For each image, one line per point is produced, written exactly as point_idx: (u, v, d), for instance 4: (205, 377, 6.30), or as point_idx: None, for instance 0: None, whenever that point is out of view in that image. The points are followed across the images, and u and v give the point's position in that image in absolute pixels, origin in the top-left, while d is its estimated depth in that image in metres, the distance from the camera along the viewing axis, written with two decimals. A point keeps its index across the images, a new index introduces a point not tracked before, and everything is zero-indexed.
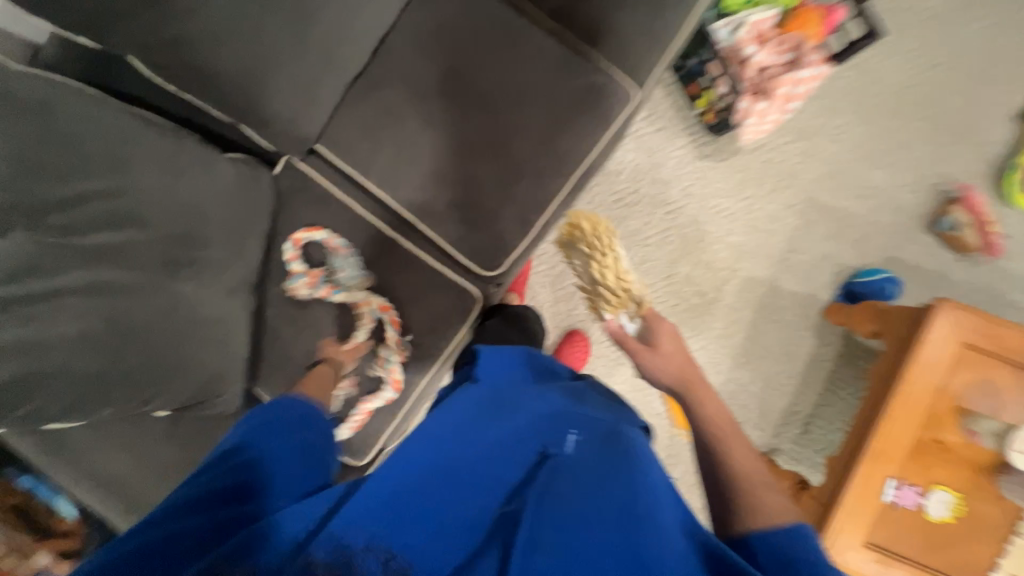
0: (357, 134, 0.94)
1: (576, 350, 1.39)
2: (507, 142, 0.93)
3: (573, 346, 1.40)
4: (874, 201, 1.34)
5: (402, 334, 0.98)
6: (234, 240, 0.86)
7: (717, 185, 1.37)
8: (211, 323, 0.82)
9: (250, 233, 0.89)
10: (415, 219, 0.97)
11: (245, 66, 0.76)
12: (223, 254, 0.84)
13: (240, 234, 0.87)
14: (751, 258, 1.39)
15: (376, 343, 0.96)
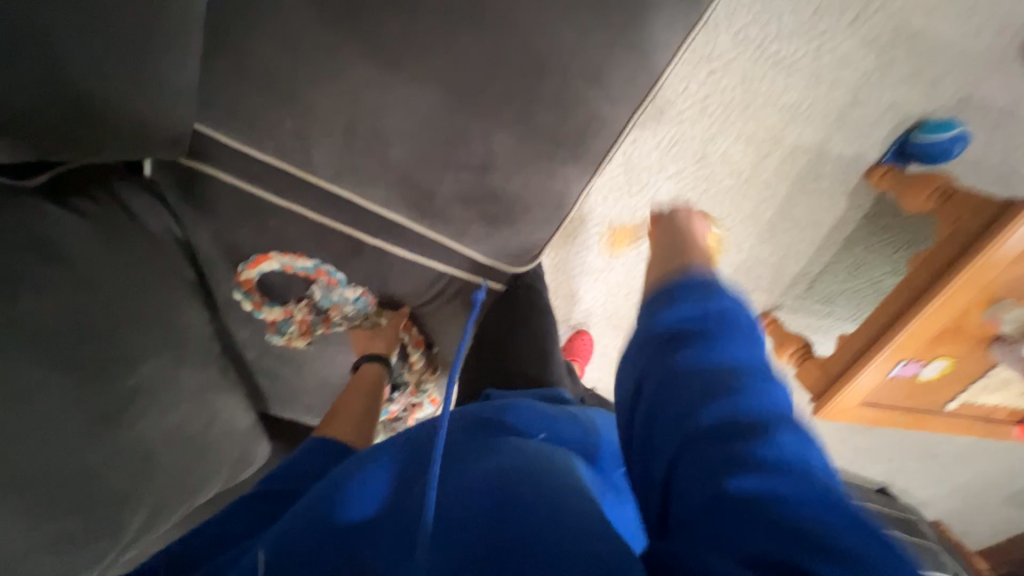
0: (263, 98, 0.53)
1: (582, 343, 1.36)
2: (529, 85, 0.55)
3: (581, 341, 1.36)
4: (983, 18, 0.99)
5: (428, 349, 0.82)
6: (165, 320, 0.60)
7: (785, 20, 0.97)
8: (202, 425, 0.65)
9: (175, 299, 0.62)
10: (406, 222, 0.66)
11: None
12: (171, 346, 0.60)
13: (166, 309, 0.60)
14: (802, 120, 1.11)
15: (403, 368, 0.81)
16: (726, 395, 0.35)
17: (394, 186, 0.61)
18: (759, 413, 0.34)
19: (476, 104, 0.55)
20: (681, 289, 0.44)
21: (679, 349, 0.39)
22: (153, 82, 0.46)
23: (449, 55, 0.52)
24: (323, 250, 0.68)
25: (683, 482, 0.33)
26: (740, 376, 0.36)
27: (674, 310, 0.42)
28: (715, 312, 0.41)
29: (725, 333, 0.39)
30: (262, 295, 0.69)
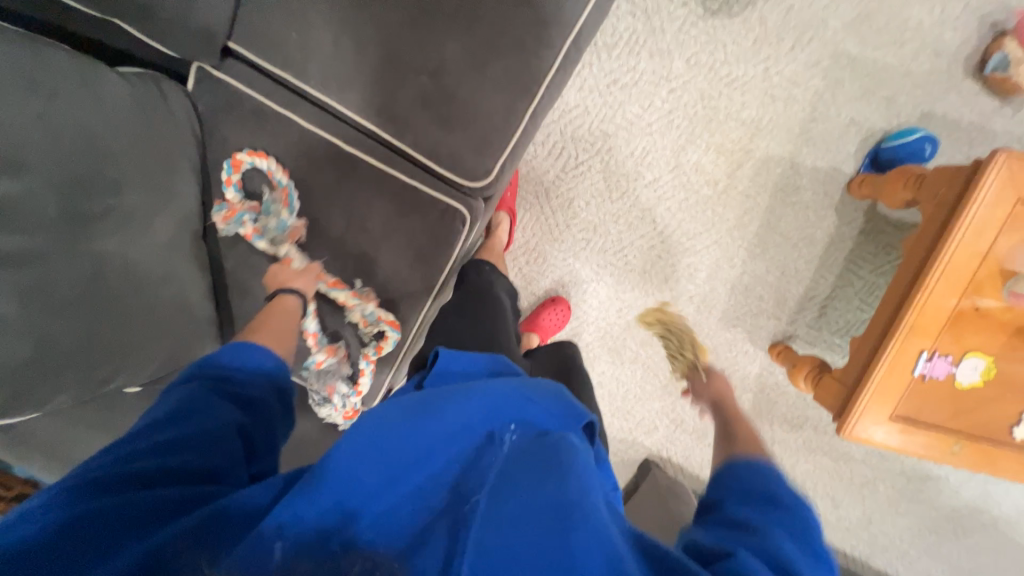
0: (277, 16, 0.73)
1: (553, 317, 1.34)
2: (475, 8, 0.71)
3: (550, 313, 1.34)
4: (912, 46, 1.14)
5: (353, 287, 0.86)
6: (152, 174, 0.70)
7: (730, 49, 1.16)
8: (155, 282, 0.70)
9: (172, 169, 0.73)
10: (378, 128, 0.78)
11: None
12: (154, 197, 0.70)
13: (162, 172, 0.71)
14: (767, 134, 1.22)
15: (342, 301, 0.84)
16: (737, 535, 0.44)
17: (368, 91, 0.75)
18: (767, 558, 0.41)
19: (434, 21, 0.71)
20: (733, 479, 0.52)
21: (712, 506, 0.51)
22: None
23: None
24: (307, 155, 0.81)
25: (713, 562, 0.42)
26: (767, 532, 0.44)
27: (725, 482, 0.52)
28: (761, 487, 0.50)
29: (767, 502, 0.48)
30: (237, 176, 0.79)
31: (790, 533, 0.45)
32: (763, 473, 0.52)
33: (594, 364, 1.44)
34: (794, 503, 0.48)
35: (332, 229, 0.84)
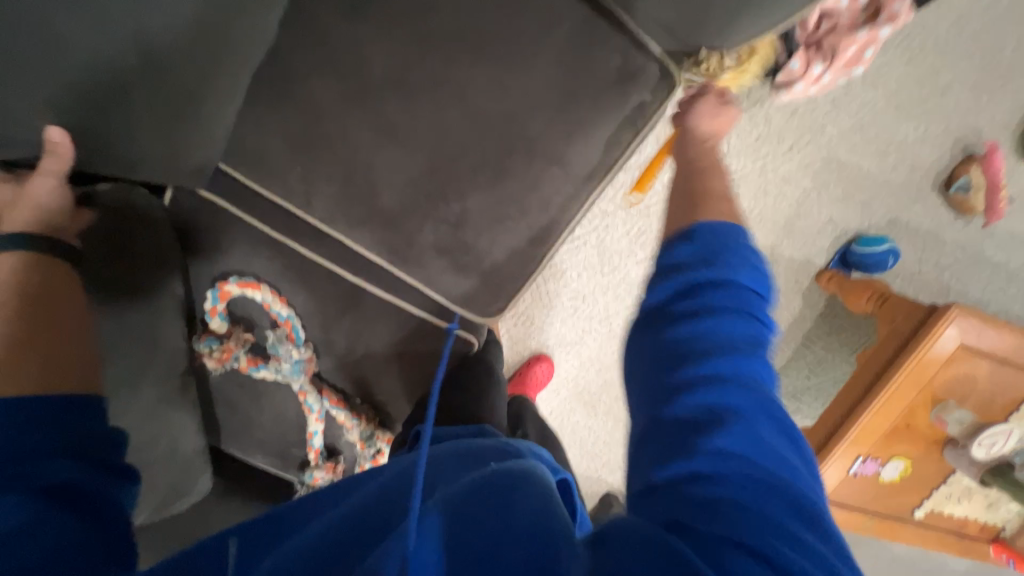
0: (282, 147, 0.66)
1: (538, 373, 1.35)
2: (502, 161, 0.67)
3: (534, 370, 1.36)
4: (894, 157, 1.20)
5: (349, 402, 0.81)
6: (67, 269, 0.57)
7: (732, 142, 1.17)
8: (124, 410, 0.63)
9: (145, 295, 0.65)
10: (386, 263, 0.74)
11: (96, 120, 0.52)
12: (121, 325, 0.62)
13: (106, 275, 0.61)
14: (754, 225, 1.26)
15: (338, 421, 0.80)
16: (689, 374, 0.41)
17: (379, 227, 0.71)
18: (710, 406, 0.40)
19: (457, 170, 0.68)
20: (687, 253, 0.47)
21: (663, 325, 0.45)
22: (187, 112, 0.57)
23: (440, 131, 0.66)
24: (300, 281, 0.74)
25: (663, 450, 0.39)
26: (715, 372, 0.41)
27: (653, 286, 0.48)
28: (705, 277, 0.45)
29: (720, 313, 0.43)
30: (223, 303, 0.72)
31: (747, 399, 0.40)
32: (727, 240, 0.47)
33: (563, 420, 1.47)
34: (758, 317, 0.44)
35: (328, 355, 0.79)
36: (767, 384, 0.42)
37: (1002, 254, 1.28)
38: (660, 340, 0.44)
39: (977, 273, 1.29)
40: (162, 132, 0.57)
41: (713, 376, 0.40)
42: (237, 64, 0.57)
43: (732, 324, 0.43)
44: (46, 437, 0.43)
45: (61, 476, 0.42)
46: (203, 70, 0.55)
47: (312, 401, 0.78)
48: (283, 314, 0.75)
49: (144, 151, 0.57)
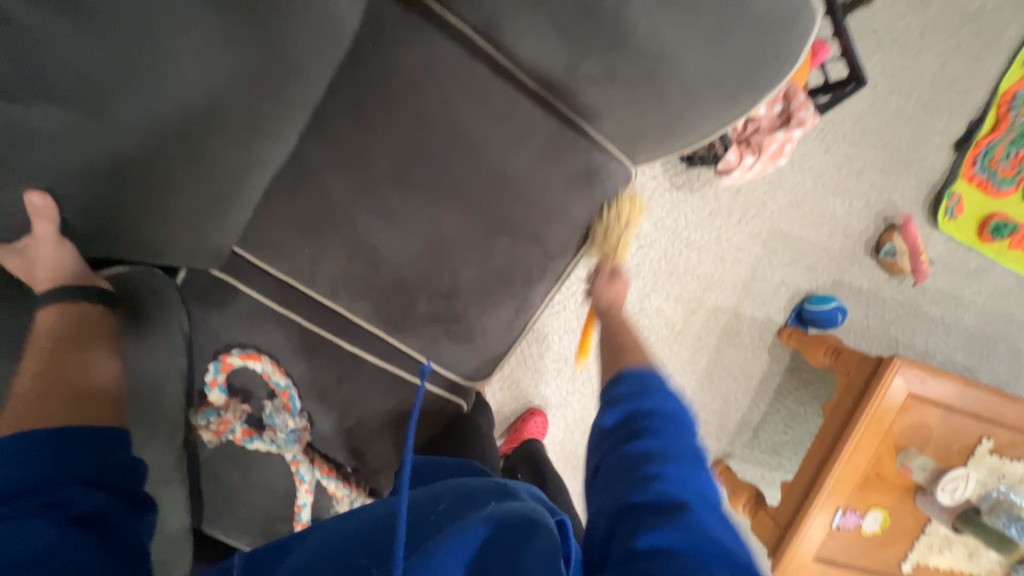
0: (291, 231, 0.74)
1: (532, 427, 1.36)
2: (488, 241, 0.77)
3: (528, 424, 1.36)
4: (829, 227, 1.37)
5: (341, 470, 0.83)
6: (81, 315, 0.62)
7: (689, 217, 1.33)
8: None
9: (148, 368, 0.67)
10: (382, 333, 0.80)
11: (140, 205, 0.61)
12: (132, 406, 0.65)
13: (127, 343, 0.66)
14: (717, 288, 1.39)
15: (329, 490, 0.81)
16: (640, 475, 0.49)
17: (377, 300, 0.78)
18: (662, 499, 0.47)
19: (448, 249, 0.77)
20: (624, 390, 0.58)
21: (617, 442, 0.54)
22: (215, 206, 0.67)
23: (433, 216, 0.75)
24: (300, 351, 0.79)
25: (626, 541, 0.45)
26: (662, 474, 0.48)
27: (614, 405, 0.57)
28: (646, 408, 0.55)
29: (659, 431, 0.53)
30: (224, 376, 0.76)
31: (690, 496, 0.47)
32: (647, 382, 0.58)
33: None
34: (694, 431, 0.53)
35: (323, 423, 0.82)
36: (709, 491, 0.49)
37: (934, 308, 1.44)
38: (616, 454, 0.53)
39: (916, 325, 1.43)
40: (186, 222, 0.66)
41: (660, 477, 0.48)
42: (261, 166, 0.67)
43: (671, 440, 0.52)
44: (77, 462, 0.49)
45: (90, 503, 0.47)
46: (237, 174, 0.66)
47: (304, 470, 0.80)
48: (279, 384, 0.79)
49: (168, 236, 0.66)
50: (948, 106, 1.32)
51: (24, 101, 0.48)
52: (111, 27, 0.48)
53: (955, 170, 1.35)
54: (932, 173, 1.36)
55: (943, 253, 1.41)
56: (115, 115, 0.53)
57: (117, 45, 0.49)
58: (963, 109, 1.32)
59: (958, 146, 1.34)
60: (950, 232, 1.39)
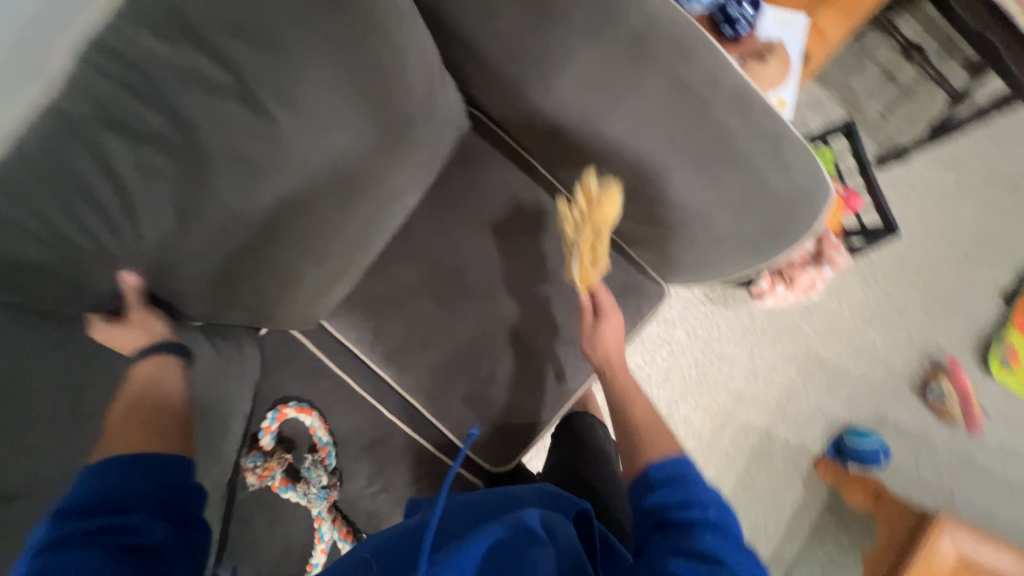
0: (361, 306, 0.87)
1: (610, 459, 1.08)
2: (528, 337, 0.86)
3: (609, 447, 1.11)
4: (869, 360, 1.36)
5: (356, 534, 0.87)
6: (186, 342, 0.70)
7: (722, 331, 1.36)
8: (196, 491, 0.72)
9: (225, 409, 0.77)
10: (420, 406, 0.87)
11: (266, 297, 0.72)
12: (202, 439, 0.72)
13: (210, 384, 0.74)
14: (749, 405, 1.37)
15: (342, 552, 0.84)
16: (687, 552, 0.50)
17: (422, 376, 0.87)
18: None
19: (492, 340, 0.86)
20: (659, 479, 0.60)
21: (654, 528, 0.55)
22: (328, 289, 0.78)
23: (483, 310, 0.86)
24: (347, 412, 0.88)
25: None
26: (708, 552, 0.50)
27: (653, 491, 0.59)
28: (680, 498, 0.57)
29: (697, 511, 0.55)
30: (276, 424, 0.84)
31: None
32: (681, 476, 0.60)
33: None
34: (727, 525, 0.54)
35: (351, 484, 0.87)
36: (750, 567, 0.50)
37: (993, 463, 1.33)
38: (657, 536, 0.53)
39: (972, 481, 1.32)
40: (296, 307, 0.76)
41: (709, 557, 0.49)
42: (363, 257, 0.79)
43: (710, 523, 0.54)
44: (141, 487, 0.49)
45: (152, 536, 0.48)
46: (345, 270, 0.77)
47: (324, 528, 0.84)
48: (321, 440, 0.85)
49: (277, 316, 0.76)
50: (991, 257, 1.34)
51: (224, 223, 0.61)
52: (299, 174, 0.63)
53: (1004, 320, 1.33)
54: (980, 320, 1.34)
55: (999, 403, 1.34)
56: (278, 232, 0.66)
57: (298, 182, 0.63)
58: (1008, 262, 1.34)
59: (1005, 298, 1.34)
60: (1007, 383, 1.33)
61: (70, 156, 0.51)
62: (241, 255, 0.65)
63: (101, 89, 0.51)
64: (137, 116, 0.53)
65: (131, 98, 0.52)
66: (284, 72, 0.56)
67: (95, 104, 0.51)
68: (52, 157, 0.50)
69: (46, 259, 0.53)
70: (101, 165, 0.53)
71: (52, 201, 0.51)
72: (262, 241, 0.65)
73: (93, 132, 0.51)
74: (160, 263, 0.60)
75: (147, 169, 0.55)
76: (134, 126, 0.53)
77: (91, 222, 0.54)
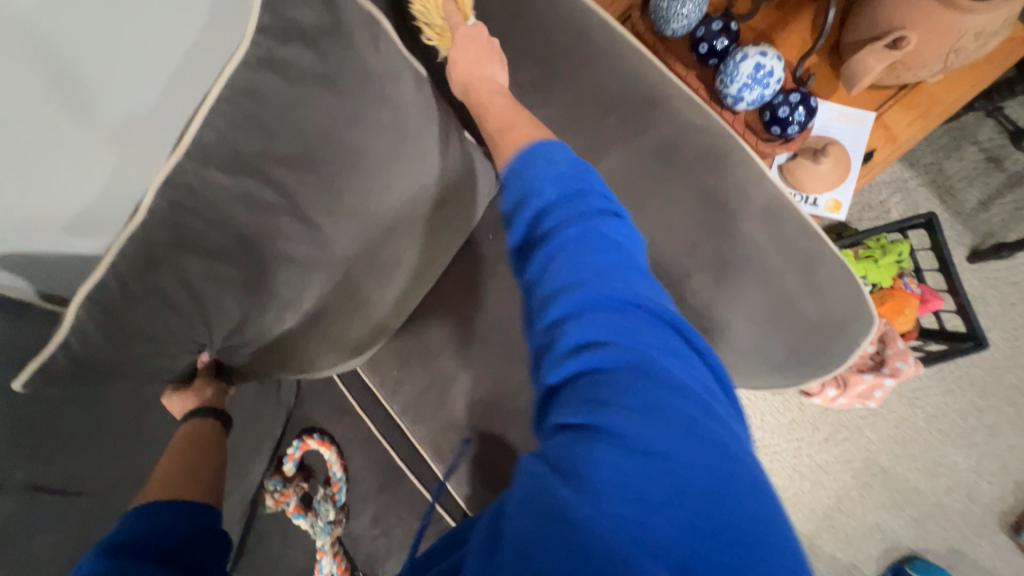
0: (388, 353, 0.92)
1: None
2: None
3: None
4: (946, 480, 1.17)
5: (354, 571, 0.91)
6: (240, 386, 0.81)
7: (767, 420, 1.24)
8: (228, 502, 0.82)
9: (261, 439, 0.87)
10: (428, 458, 0.90)
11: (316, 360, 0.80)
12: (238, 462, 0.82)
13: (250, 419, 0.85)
14: (791, 507, 1.23)
15: None
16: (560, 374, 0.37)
17: (433, 430, 0.89)
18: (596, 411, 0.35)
19: (504, 405, 0.87)
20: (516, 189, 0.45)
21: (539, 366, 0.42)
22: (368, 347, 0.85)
23: (499, 375, 0.88)
24: (363, 451, 0.93)
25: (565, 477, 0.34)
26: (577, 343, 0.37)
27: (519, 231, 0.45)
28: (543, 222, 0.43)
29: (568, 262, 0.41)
30: (299, 452, 0.90)
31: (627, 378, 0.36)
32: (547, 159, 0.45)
33: None
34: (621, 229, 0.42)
35: (357, 521, 0.91)
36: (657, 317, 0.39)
37: None
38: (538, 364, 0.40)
39: None
40: (339, 365, 0.84)
41: (581, 376, 0.37)
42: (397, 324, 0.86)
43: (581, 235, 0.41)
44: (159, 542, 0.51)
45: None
46: (383, 335, 0.85)
47: (324, 561, 0.88)
48: (336, 475, 0.91)
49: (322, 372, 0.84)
50: None
51: (294, 303, 0.71)
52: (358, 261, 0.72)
53: None
54: None
55: None
56: (335, 308, 0.75)
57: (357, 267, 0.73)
58: None
59: None
60: None
61: (156, 279, 0.61)
62: (302, 327, 0.75)
63: (182, 219, 0.60)
64: (209, 239, 0.62)
65: (231, 203, 0.61)
66: (327, 189, 0.65)
67: (176, 231, 0.60)
68: (142, 281, 0.60)
69: (136, 352, 0.64)
70: (181, 281, 0.62)
71: (150, 307, 0.62)
72: (315, 316, 0.74)
73: (175, 255, 0.61)
74: (225, 344, 0.71)
75: (218, 281, 0.64)
76: (206, 249, 0.62)
77: (172, 324, 0.64)
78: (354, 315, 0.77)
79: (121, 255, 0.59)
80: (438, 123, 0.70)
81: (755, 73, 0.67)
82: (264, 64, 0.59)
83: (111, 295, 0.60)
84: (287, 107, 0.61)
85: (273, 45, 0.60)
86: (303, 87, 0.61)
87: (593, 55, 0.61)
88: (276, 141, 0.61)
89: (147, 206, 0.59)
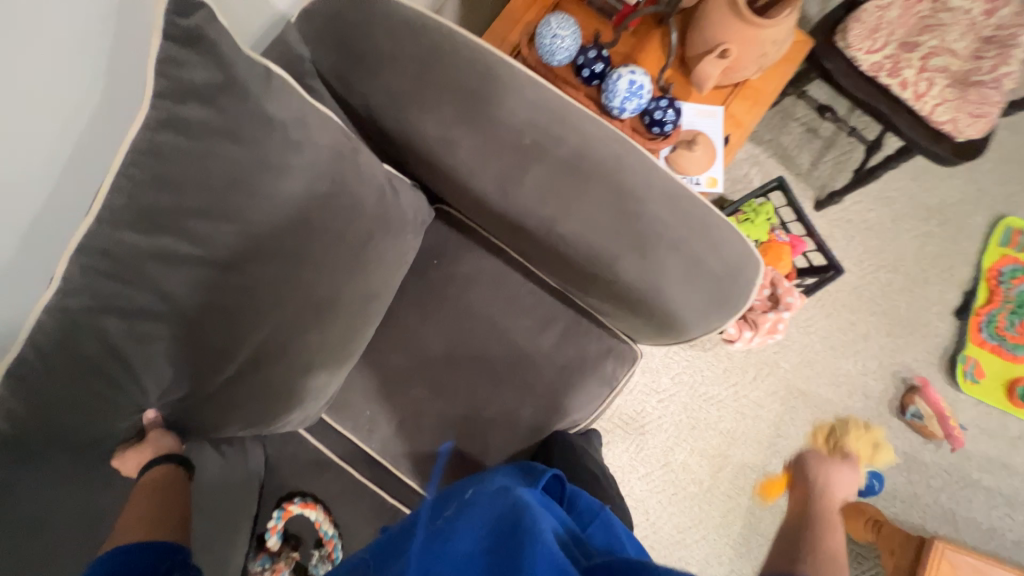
0: (359, 392, 0.93)
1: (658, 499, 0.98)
2: (517, 408, 0.92)
3: None
4: (847, 387, 1.42)
5: None
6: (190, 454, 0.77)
7: (705, 373, 1.43)
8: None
9: (233, 510, 0.81)
10: (421, 487, 0.91)
11: (265, 410, 0.72)
12: (213, 537, 0.77)
13: (216, 494, 0.79)
14: (742, 444, 1.41)
15: None
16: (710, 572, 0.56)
17: (420, 459, 0.91)
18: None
19: (484, 414, 0.91)
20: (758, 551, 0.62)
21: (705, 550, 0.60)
22: (326, 389, 0.78)
23: (471, 388, 0.92)
24: (350, 502, 0.90)
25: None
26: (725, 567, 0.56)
27: None
28: None
29: None
30: (282, 523, 0.86)
31: None
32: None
33: None
34: None
35: None
36: None
37: (980, 474, 1.40)
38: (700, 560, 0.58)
39: (966, 497, 1.38)
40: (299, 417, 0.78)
41: None
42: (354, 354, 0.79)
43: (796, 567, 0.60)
44: None
45: None
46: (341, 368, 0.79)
47: None
48: (327, 534, 0.87)
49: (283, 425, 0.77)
50: (938, 279, 1.44)
51: (231, 346, 0.67)
52: (296, 294, 0.69)
53: (961, 337, 1.42)
54: (940, 338, 1.43)
55: (975, 418, 1.41)
56: (276, 345, 0.70)
57: (297, 296, 0.69)
58: (953, 282, 1.44)
59: (959, 315, 1.43)
60: (977, 395, 1.41)
61: (74, 345, 0.57)
62: (243, 372, 0.69)
63: (101, 284, 0.58)
64: (132, 299, 0.59)
65: (152, 260, 0.59)
66: (256, 234, 0.63)
67: (94, 296, 0.58)
68: (62, 349, 0.57)
69: (63, 425, 0.58)
70: (104, 343, 0.59)
71: (72, 373, 0.58)
72: (260, 363, 0.69)
73: (91, 320, 0.58)
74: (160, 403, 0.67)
75: (141, 338, 0.61)
76: (129, 308, 0.60)
77: (97, 390, 0.60)
78: (304, 349, 0.72)
79: (35, 329, 0.56)
80: (365, 155, 0.69)
81: (630, 88, 0.82)
82: (165, 124, 0.57)
83: (25, 371, 0.55)
84: (194, 163, 0.59)
85: (170, 106, 0.57)
86: (206, 141, 0.59)
87: (496, 87, 0.70)
88: (184, 195, 0.59)
89: (58, 275, 0.56)
